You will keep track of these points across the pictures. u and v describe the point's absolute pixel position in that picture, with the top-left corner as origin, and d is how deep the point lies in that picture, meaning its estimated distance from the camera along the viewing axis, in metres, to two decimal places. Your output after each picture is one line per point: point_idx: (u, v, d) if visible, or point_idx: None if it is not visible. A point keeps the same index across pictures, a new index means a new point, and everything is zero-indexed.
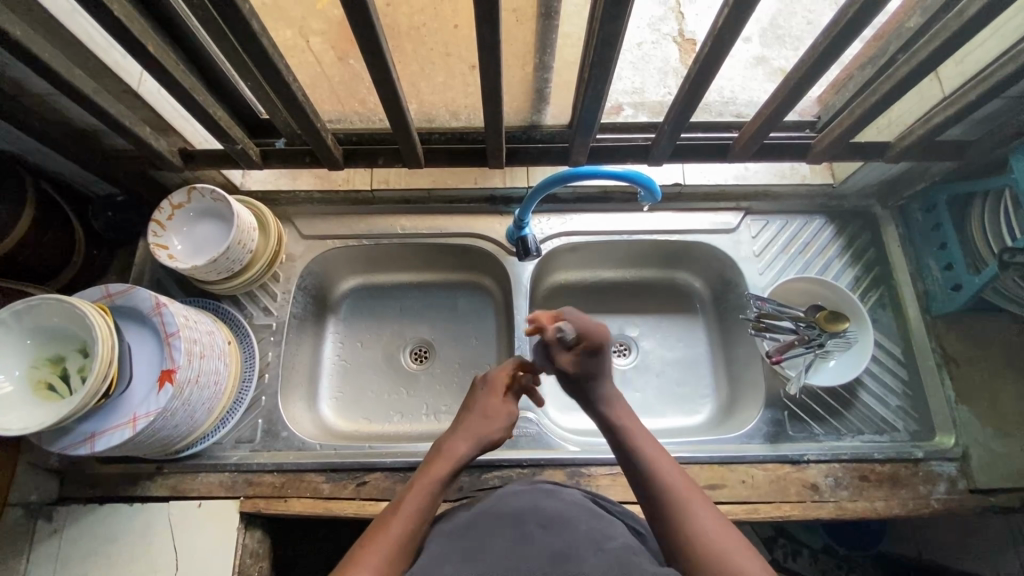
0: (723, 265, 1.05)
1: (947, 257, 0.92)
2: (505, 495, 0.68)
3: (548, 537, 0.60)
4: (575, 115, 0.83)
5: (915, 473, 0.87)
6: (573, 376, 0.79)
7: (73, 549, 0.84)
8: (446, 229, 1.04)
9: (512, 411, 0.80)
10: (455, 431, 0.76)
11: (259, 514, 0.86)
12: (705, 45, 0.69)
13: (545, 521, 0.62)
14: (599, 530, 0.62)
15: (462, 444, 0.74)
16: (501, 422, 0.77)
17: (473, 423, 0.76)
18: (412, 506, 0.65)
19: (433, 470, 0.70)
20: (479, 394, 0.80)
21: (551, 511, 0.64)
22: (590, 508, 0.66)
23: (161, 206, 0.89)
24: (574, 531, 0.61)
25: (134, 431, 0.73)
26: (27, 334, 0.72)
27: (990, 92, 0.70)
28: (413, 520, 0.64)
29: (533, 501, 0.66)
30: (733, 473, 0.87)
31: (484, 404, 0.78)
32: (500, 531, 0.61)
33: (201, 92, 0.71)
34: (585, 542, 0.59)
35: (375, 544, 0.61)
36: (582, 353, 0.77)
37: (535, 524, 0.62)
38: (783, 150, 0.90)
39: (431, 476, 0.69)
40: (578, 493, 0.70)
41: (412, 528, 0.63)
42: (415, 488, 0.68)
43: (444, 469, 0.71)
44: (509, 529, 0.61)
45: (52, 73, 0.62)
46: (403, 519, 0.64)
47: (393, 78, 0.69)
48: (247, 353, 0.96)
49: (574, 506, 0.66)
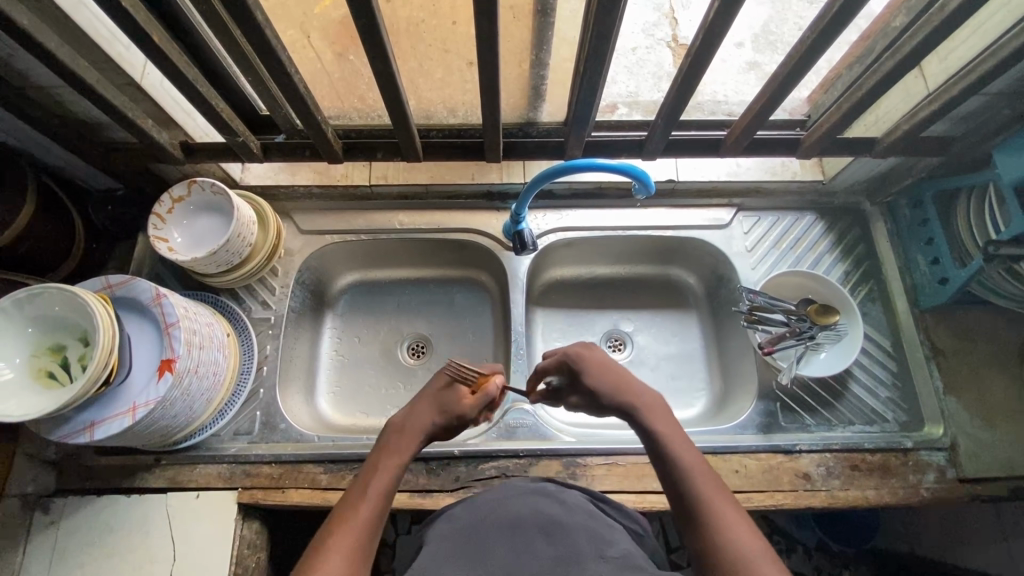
0: (717, 260, 1.06)
1: (934, 251, 0.94)
2: (502, 498, 0.67)
3: (549, 544, 0.60)
4: (570, 110, 0.85)
5: (905, 462, 0.89)
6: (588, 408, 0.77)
7: (71, 540, 0.85)
8: (443, 225, 1.06)
9: (467, 417, 0.75)
10: (411, 416, 0.72)
11: (257, 505, 0.86)
12: (696, 39, 0.70)
13: (546, 527, 0.62)
14: (602, 534, 0.62)
15: (411, 435, 0.70)
16: (456, 415, 0.73)
17: (430, 413, 0.72)
18: (377, 490, 0.63)
19: (391, 460, 0.67)
20: (438, 385, 0.76)
21: (551, 515, 0.64)
22: (591, 512, 0.66)
23: (161, 199, 0.90)
24: (576, 536, 0.61)
25: (134, 419, 0.74)
26: (29, 322, 0.72)
27: (971, 88, 0.72)
28: (378, 507, 0.62)
29: (532, 504, 0.66)
30: (726, 463, 0.88)
31: (443, 394, 0.74)
32: (499, 534, 0.62)
33: (204, 85, 0.72)
34: (589, 547, 0.59)
35: (342, 530, 0.59)
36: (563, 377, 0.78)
37: (535, 530, 0.62)
38: (773, 146, 0.92)
39: (393, 462, 0.67)
40: (580, 494, 0.71)
41: (375, 515, 0.62)
42: (381, 473, 0.65)
43: (401, 457, 0.68)
44: (509, 535, 0.61)
45: (57, 62, 0.63)
46: (370, 502, 0.62)
47: (393, 71, 0.71)
48: (246, 345, 0.96)
49: (576, 508, 0.66)
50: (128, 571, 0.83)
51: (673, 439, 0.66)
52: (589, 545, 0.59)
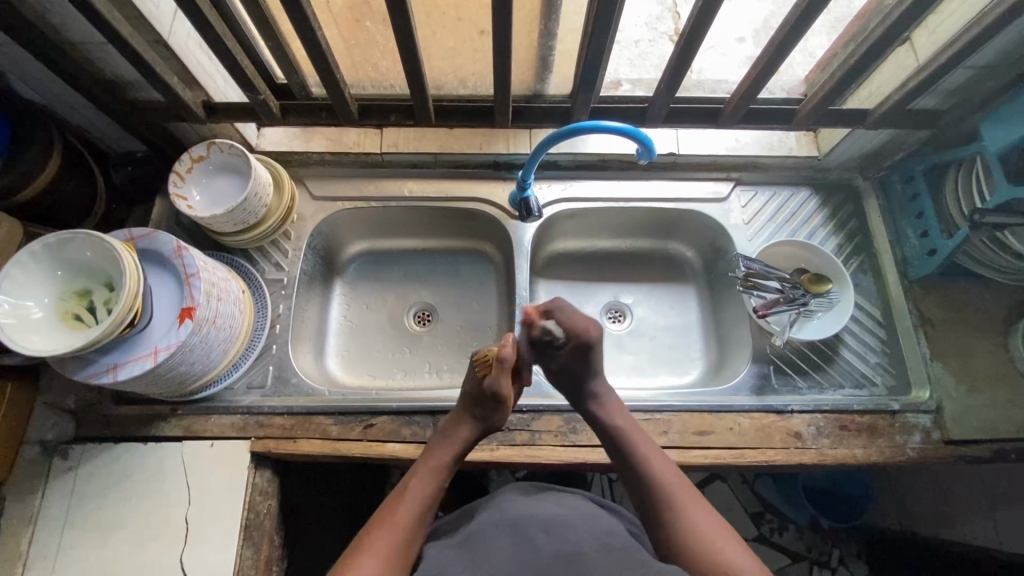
0: (715, 233, 1.10)
1: (924, 224, 0.98)
2: (503, 506, 0.76)
3: (552, 538, 0.69)
4: (576, 76, 0.88)
5: (892, 424, 0.92)
6: (565, 373, 0.86)
7: (90, 485, 0.88)
8: (451, 193, 1.09)
9: (499, 388, 0.80)
10: (457, 411, 0.83)
11: (269, 454, 0.89)
12: (694, 10, 0.75)
13: (547, 524, 0.72)
14: (597, 527, 0.73)
15: (461, 431, 0.81)
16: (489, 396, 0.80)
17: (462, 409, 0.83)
18: (416, 496, 0.74)
19: (437, 456, 0.79)
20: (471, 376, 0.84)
21: (552, 515, 0.73)
22: (585, 512, 0.76)
23: (183, 158, 0.94)
24: (575, 530, 0.71)
25: (155, 362, 0.77)
26: (58, 266, 0.75)
27: (957, 56, 0.77)
28: (418, 505, 0.73)
29: (531, 507, 0.75)
30: (720, 421, 0.92)
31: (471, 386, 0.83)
32: (504, 532, 0.71)
33: (231, 40, 0.76)
34: (588, 538, 0.70)
35: (382, 534, 0.69)
36: (569, 350, 0.84)
37: (538, 527, 0.71)
38: (769, 116, 0.96)
39: (432, 464, 0.78)
40: (575, 497, 0.81)
41: (415, 519, 0.72)
42: (419, 477, 0.76)
43: (442, 460, 0.79)
44: (514, 532, 0.70)
45: (95, 11, 0.67)
46: (410, 510, 0.72)
47: (409, 30, 0.74)
48: (259, 303, 1.00)
49: (572, 509, 0.76)
50: (145, 514, 0.86)
51: (632, 430, 0.81)
52: (587, 537, 0.70)
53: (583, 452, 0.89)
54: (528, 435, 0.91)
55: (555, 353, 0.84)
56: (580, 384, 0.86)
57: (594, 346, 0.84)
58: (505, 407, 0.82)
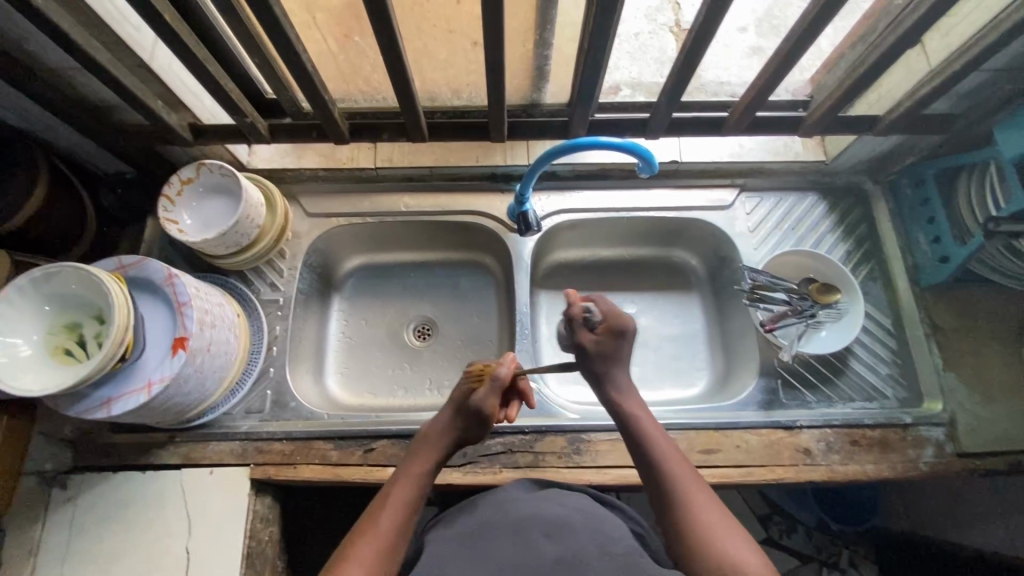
0: (719, 242, 1.07)
1: (935, 230, 0.95)
2: (505, 506, 0.74)
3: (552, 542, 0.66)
4: (575, 88, 0.85)
5: (904, 437, 0.90)
6: (589, 356, 0.82)
7: (90, 515, 0.87)
8: (447, 207, 1.06)
9: (484, 404, 0.77)
10: (443, 417, 0.81)
11: (269, 481, 0.88)
12: (695, 24, 0.72)
13: (548, 528, 0.68)
14: (601, 531, 0.69)
15: (444, 437, 0.78)
16: (473, 412, 0.78)
17: (446, 416, 0.80)
18: (402, 497, 0.72)
19: (420, 463, 0.76)
20: (460, 385, 0.82)
21: (554, 517, 0.70)
22: (589, 513, 0.72)
23: (172, 181, 0.91)
24: (578, 534, 0.67)
25: (150, 395, 0.75)
26: (46, 301, 0.74)
27: (971, 63, 0.73)
28: (403, 508, 0.70)
29: (535, 507, 0.73)
30: (728, 438, 0.90)
31: (458, 398, 0.80)
32: (503, 535, 0.68)
33: (214, 64, 0.74)
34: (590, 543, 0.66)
35: (366, 541, 0.67)
36: (604, 331, 0.82)
37: (539, 530, 0.68)
38: (774, 125, 0.93)
39: (416, 469, 0.75)
40: (579, 496, 0.77)
41: (399, 524, 0.69)
42: (403, 482, 0.74)
43: (425, 465, 0.76)
44: (513, 536, 0.67)
45: (70, 41, 0.65)
46: (395, 513, 0.70)
47: (398, 48, 0.71)
48: (256, 326, 0.99)
49: (576, 510, 0.73)
50: (146, 544, 0.85)
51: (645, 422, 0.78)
52: (590, 542, 0.66)
53: (587, 474, 0.88)
54: (531, 457, 0.89)
55: (589, 332, 0.82)
56: (606, 367, 0.82)
57: (627, 333, 0.82)
58: (490, 423, 0.80)
